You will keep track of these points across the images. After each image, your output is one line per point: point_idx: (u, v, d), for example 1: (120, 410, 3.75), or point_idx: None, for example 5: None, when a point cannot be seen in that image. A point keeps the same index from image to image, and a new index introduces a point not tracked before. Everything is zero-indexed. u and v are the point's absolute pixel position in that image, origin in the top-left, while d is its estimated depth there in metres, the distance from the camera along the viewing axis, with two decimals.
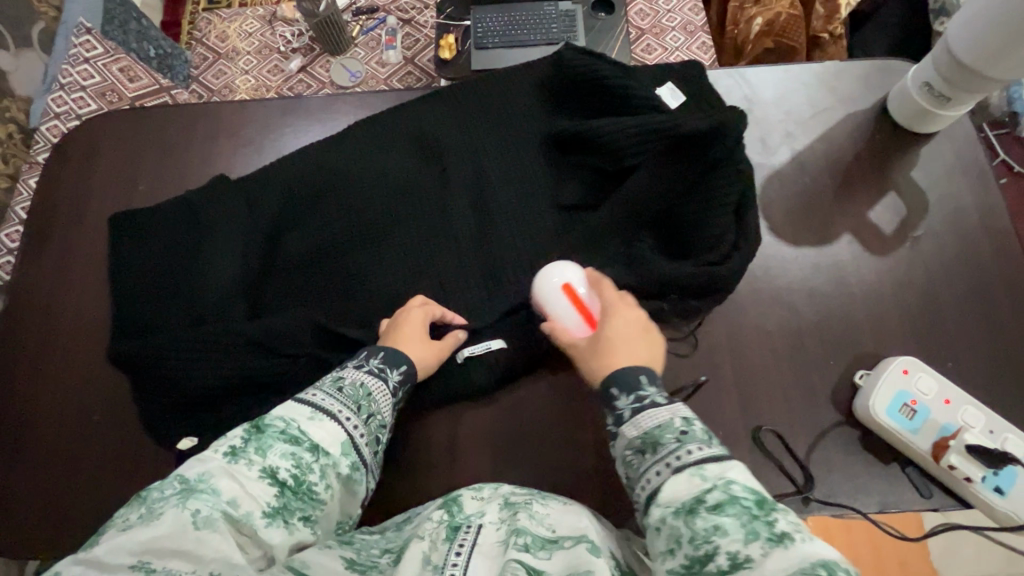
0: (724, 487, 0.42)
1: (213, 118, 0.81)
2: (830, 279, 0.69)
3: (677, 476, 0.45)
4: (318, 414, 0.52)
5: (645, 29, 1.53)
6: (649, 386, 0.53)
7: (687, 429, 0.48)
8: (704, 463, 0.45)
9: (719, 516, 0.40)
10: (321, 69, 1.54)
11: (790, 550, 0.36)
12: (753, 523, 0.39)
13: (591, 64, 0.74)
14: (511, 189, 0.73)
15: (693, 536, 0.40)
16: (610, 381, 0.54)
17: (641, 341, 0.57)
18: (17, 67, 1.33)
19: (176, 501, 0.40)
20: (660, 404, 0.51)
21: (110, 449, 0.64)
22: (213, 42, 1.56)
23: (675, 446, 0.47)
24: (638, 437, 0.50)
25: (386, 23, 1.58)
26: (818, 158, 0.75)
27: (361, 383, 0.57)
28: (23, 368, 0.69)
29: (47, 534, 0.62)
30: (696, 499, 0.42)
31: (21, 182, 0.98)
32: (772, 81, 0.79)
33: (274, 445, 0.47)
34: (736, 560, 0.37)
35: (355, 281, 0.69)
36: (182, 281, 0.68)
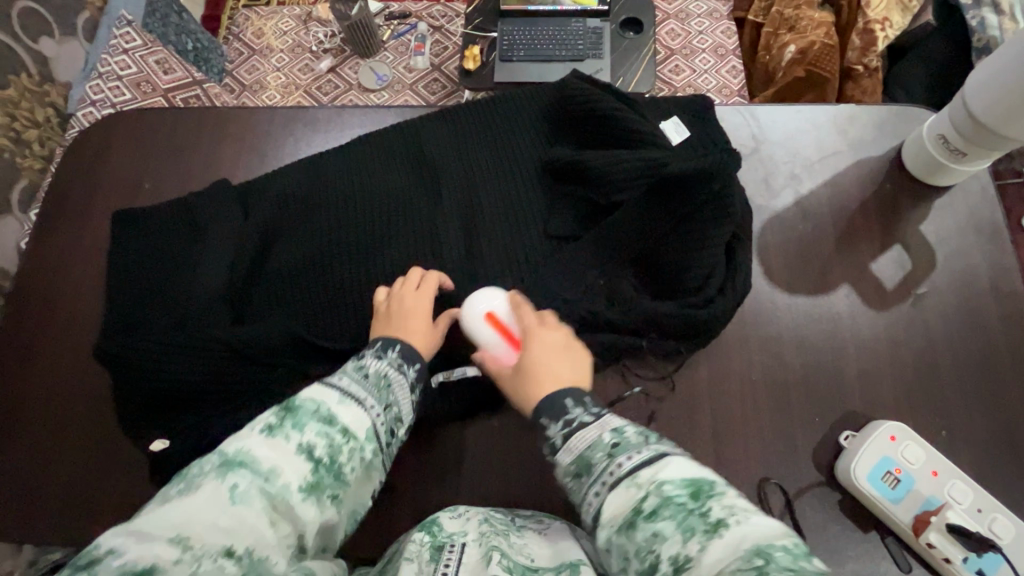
0: (658, 489, 0.43)
1: (223, 124, 0.82)
2: (823, 331, 0.67)
3: (615, 490, 0.45)
4: (346, 398, 0.51)
5: (674, 49, 1.51)
6: (575, 406, 0.52)
7: (617, 441, 0.47)
8: (637, 470, 0.45)
9: (655, 522, 0.41)
10: (349, 71, 1.57)
11: (723, 539, 0.38)
12: (687, 520, 0.40)
13: (594, 94, 0.74)
14: (504, 216, 0.73)
15: (637, 549, 0.41)
16: (540, 411, 0.53)
17: (565, 356, 0.57)
18: (60, 54, 1.33)
19: (217, 475, 0.41)
20: (588, 423, 0.50)
21: (96, 438, 0.67)
22: (249, 39, 1.61)
23: (606, 462, 0.47)
24: (573, 463, 0.49)
25: (416, 30, 1.59)
26: (822, 203, 0.72)
27: (384, 373, 0.56)
28: (22, 352, 0.72)
29: (27, 517, 0.64)
30: (635, 509, 0.43)
31: None
32: (781, 121, 0.77)
33: (309, 423, 0.47)
34: (677, 563, 0.39)
35: (339, 295, 0.70)
36: (175, 283, 0.70)
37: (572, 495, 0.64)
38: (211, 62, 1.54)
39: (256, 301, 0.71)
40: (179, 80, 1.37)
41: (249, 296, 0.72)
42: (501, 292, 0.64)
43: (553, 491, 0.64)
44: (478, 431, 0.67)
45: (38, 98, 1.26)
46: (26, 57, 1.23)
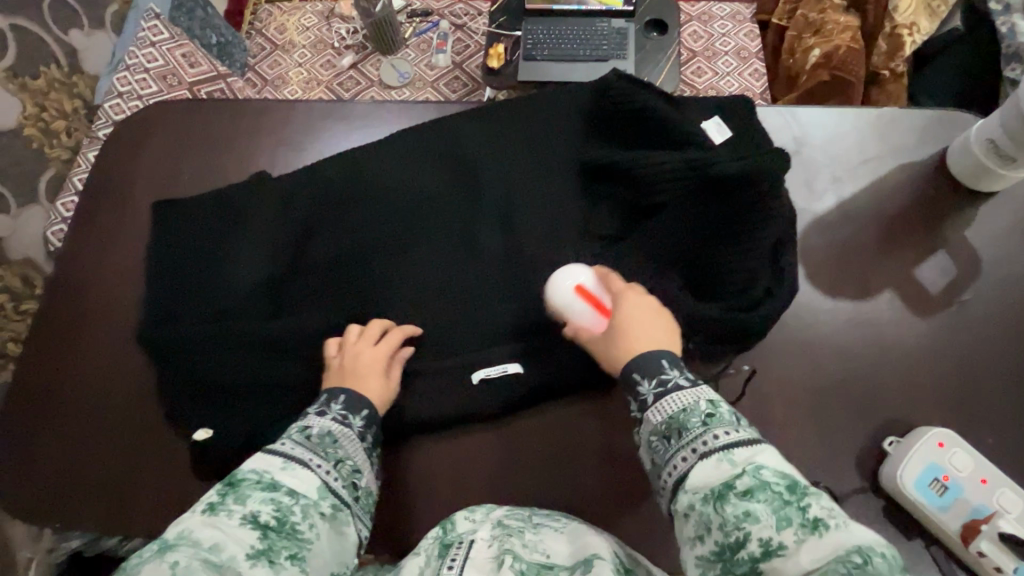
0: (755, 471, 0.44)
1: (260, 117, 0.82)
2: (866, 336, 0.66)
3: (705, 461, 0.47)
4: (289, 462, 0.53)
5: (696, 51, 1.50)
6: (671, 369, 0.54)
7: (713, 412, 0.50)
8: (731, 448, 0.47)
9: (749, 502, 0.42)
10: (371, 67, 1.58)
11: (822, 539, 0.38)
12: (785, 509, 0.41)
13: (638, 95, 0.74)
14: (542, 214, 0.73)
15: (723, 522, 0.42)
16: (631, 366, 0.55)
17: (655, 321, 0.59)
18: (87, 46, 1.33)
19: (155, 556, 0.40)
20: (684, 387, 0.53)
21: (133, 428, 0.67)
22: (271, 34, 1.62)
23: (701, 431, 0.49)
24: (663, 422, 0.52)
25: (438, 27, 1.60)
26: (865, 207, 0.71)
27: (327, 430, 0.57)
28: (61, 341, 0.72)
29: (68, 505, 0.64)
30: (726, 484, 0.44)
31: (81, 157, 1.20)
32: (823, 124, 0.76)
33: (252, 494, 0.48)
34: (767, 546, 0.40)
35: (378, 290, 0.70)
36: (214, 275, 0.70)
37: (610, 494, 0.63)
38: (234, 57, 1.54)
39: (293, 295, 0.70)
40: (204, 73, 1.39)
41: (283, 290, 0.71)
42: (583, 266, 0.66)
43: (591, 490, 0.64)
44: (515, 429, 0.67)
45: (66, 89, 1.27)
46: (56, 48, 1.24)
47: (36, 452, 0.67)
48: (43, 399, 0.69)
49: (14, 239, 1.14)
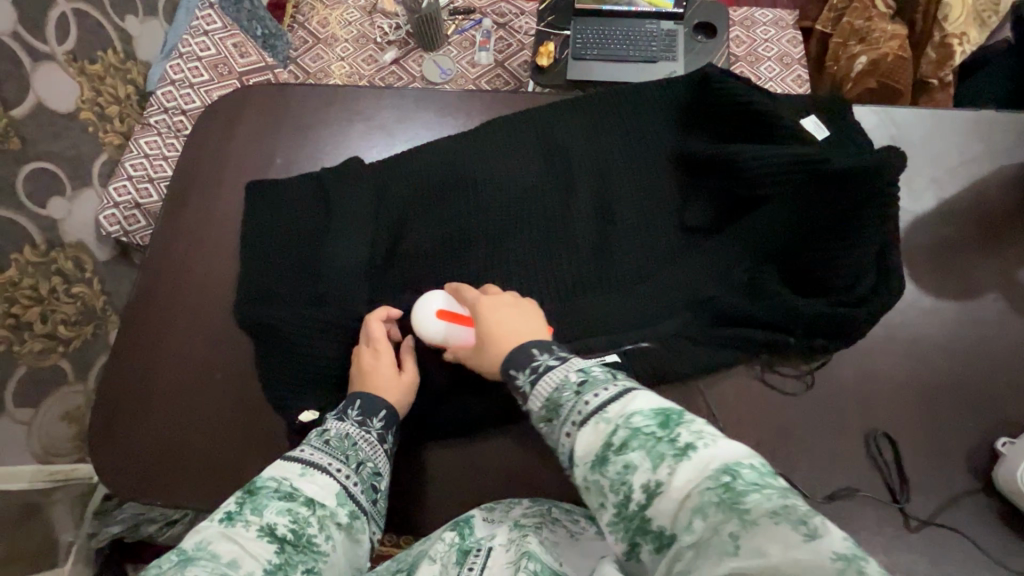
0: (626, 422, 0.43)
1: (350, 103, 0.83)
2: (972, 336, 0.66)
3: (584, 428, 0.45)
4: (308, 469, 0.52)
5: (740, 56, 1.50)
6: (540, 354, 0.52)
7: (583, 378, 0.48)
8: (606, 405, 0.45)
9: (625, 454, 0.41)
10: (413, 63, 1.58)
11: (693, 461, 0.39)
12: (657, 447, 0.40)
13: (738, 87, 0.73)
14: (638, 207, 0.73)
15: (613, 484, 0.41)
16: (509, 363, 0.53)
17: (519, 314, 0.58)
18: (141, 33, 1.33)
19: (176, 569, 0.39)
20: (554, 365, 0.51)
21: (235, 409, 0.67)
22: (313, 28, 1.62)
23: (573, 401, 0.47)
24: (543, 407, 0.49)
25: (481, 25, 1.60)
26: (966, 208, 0.71)
27: (346, 433, 0.56)
28: (157, 321, 0.72)
29: (174, 483, 0.64)
30: (605, 444, 0.43)
31: (139, 142, 1.20)
32: (921, 124, 0.76)
33: (270, 504, 0.46)
34: (651, 490, 0.39)
35: (475, 277, 0.70)
36: (315, 257, 0.70)
37: None
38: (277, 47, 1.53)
39: (391, 279, 0.70)
40: (253, 63, 1.43)
41: (383, 273, 0.71)
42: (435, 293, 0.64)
43: None
44: None
45: (121, 76, 1.27)
46: (113, 33, 1.24)
47: (139, 431, 0.67)
48: (142, 378, 0.69)
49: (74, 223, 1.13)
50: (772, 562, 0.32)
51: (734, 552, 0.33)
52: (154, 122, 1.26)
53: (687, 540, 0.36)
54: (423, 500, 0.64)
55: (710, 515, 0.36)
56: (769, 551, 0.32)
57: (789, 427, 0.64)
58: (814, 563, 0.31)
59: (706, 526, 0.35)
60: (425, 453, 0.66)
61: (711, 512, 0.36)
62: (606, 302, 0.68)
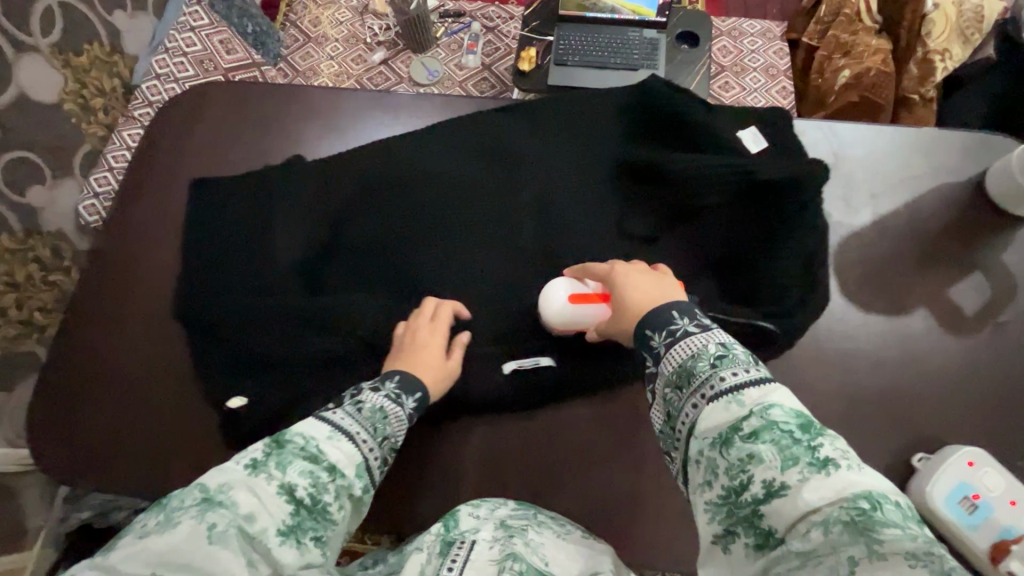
0: (763, 412, 0.39)
1: (305, 103, 0.84)
2: (900, 352, 0.66)
3: (712, 404, 0.42)
4: (336, 433, 0.50)
5: (726, 65, 1.51)
6: (681, 319, 0.49)
7: (724, 352, 0.44)
8: (742, 389, 0.41)
9: (755, 444, 0.38)
10: (402, 64, 1.58)
11: (830, 479, 0.35)
12: (793, 450, 0.37)
13: (676, 100, 0.76)
14: (577, 212, 0.74)
15: (729, 467, 0.38)
16: (645, 323, 0.51)
17: (648, 279, 0.58)
18: (129, 27, 1.36)
19: (197, 512, 0.40)
20: (694, 333, 0.48)
21: (167, 399, 0.68)
22: (304, 26, 1.61)
23: (709, 372, 0.43)
24: (672, 371, 0.46)
25: (470, 28, 1.62)
26: (902, 224, 0.72)
27: (379, 407, 0.55)
28: (98, 309, 0.73)
29: (107, 469, 0.66)
30: (732, 426, 0.40)
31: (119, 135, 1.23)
32: (863, 140, 0.76)
33: (294, 462, 0.46)
34: (771, 487, 0.36)
35: (412, 279, 0.71)
36: (256, 253, 0.71)
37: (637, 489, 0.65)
38: (268, 45, 1.49)
39: (328, 277, 0.71)
40: (238, 59, 1.48)
41: (318, 270, 0.72)
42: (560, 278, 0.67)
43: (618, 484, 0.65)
44: (541, 422, 0.68)
45: (108, 69, 1.30)
46: (102, 28, 1.26)
47: (76, 416, 0.68)
48: (81, 364, 0.70)
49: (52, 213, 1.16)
50: None
51: None
52: (137, 116, 1.29)
53: (796, 549, 0.34)
54: None
55: (834, 532, 0.33)
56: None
57: None
58: None
59: (824, 542, 0.33)
60: None
61: (836, 531, 0.33)
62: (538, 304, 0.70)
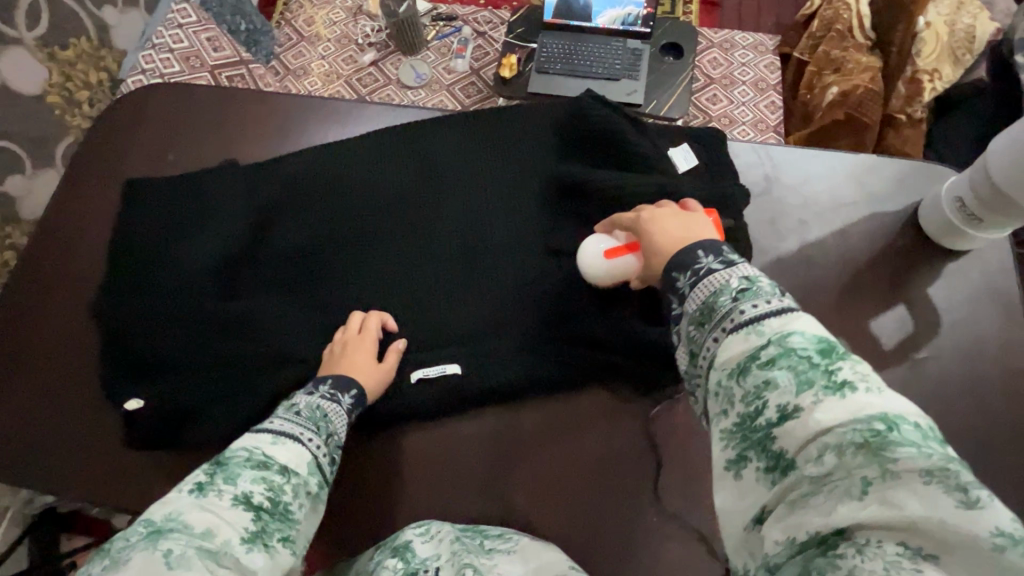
0: (781, 340, 0.38)
1: (248, 106, 0.85)
2: None
3: (733, 336, 0.41)
4: (280, 438, 0.53)
5: (714, 78, 1.46)
6: (705, 257, 0.48)
7: (747, 286, 0.43)
8: (762, 320, 0.40)
9: (772, 371, 0.37)
10: (391, 66, 1.58)
11: (845, 400, 0.34)
12: (807, 373, 0.36)
13: (607, 116, 0.75)
14: (501, 226, 0.75)
15: (745, 395, 0.38)
16: (671, 265, 0.50)
17: (676, 223, 0.57)
18: (120, 23, 1.39)
19: (146, 544, 0.39)
20: (716, 270, 0.47)
21: (80, 394, 0.69)
22: (298, 26, 1.62)
23: (729, 306, 0.43)
24: (695, 308, 0.46)
25: (460, 33, 1.61)
26: (827, 252, 0.70)
27: (316, 406, 0.58)
28: (26, 301, 0.74)
29: (16, 459, 0.67)
30: (750, 356, 0.39)
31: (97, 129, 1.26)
32: (797, 164, 0.75)
33: (243, 473, 0.48)
34: (785, 411, 0.35)
35: (331, 286, 0.72)
36: (178, 254, 0.72)
37: (536, 508, 0.64)
38: (259, 43, 1.54)
39: (247, 281, 0.73)
40: (226, 58, 1.50)
41: (238, 274, 0.73)
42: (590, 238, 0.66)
43: (516, 503, 0.65)
44: (444, 435, 0.68)
45: (95, 63, 1.33)
46: (88, 22, 1.28)
47: None
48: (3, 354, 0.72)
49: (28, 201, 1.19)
50: (909, 515, 0.29)
51: (862, 498, 0.31)
52: None
53: (811, 472, 0.33)
54: None
55: (850, 455, 0.32)
56: (908, 505, 0.30)
57: None
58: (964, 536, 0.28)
59: (840, 464, 0.32)
60: None
61: (853, 453, 0.32)
62: (454, 318, 0.71)
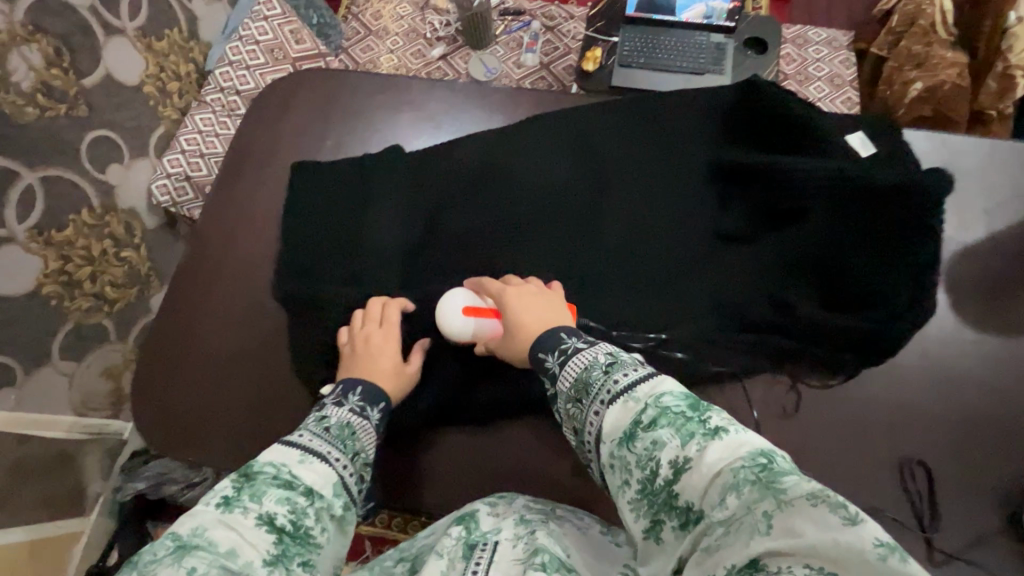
0: (655, 401, 0.43)
1: (401, 93, 0.85)
2: (1013, 373, 0.64)
3: (614, 405, 0.45)
4: (307, 456, 0.49)
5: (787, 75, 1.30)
6: (568, 339, 0.54)
7: (612, 360, 0.49)
8: (635, 385, 0.45)
9: (655, 431, 0.41)
10: (460, 60, 1.40)
11: (722, 441, 0.39)
12: (687, 426, 0.41)
13: (783, 99, 0.73)
14: (675, 210, 0.73)
15: (639, 461, 0.41)
16: (537, 346, 0.56)
17: (540, 302, 0.60)
18: (206, 15, 1.30)
19: (171, 560, 0.37)
20: (582, 349, 0.52)
21: (269, 375, 0.70)
22: (366, 19, 1.44)
23: (602, 379, 0.48)
24: (572, 387, 0.50)
25: (530, 27, 1.40)
26: (1017, 243, 0.69)
27: (346, 421, 0.55)
28: (200, 283, 0.75)
29: (206, 438, 0.68)
30: (634, 422, 0.43)
31: (191, 118, 1.18)
32: (978, 154, 0.74)
33: (269, 491, 0.44)
34: (678, 466, 0.39)
35: (504, 269, 0.71)
36: (354, 237, 0.72)
37: None
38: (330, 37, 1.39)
39: (422, 265, 0.72)
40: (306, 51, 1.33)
41: (415, 260, 0.73)
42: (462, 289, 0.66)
43: None
44: None
45: (182, 53, 1.24)
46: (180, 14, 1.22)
47: (177, 386, 0.71)
48: (183, 336, 0.73)
49: (124, 190, 1.11)
50: (807, 540, 0.31)
51: (768, 531, 0.33)
52: (209, 101, 1.22)
53: (717, 517, 0.36)
54: (435, 483, 0.65)
55: (745, 492, 0.35)
56: (806, 531, 0.32)
57: (812, 443, 0.63)
58: (856, 546, 0.30)
59: (737, 503, 0.35)
60: (438, 436, 0.67)
61: (745, 490, 0.35)
62: (636, 306, 0.68)
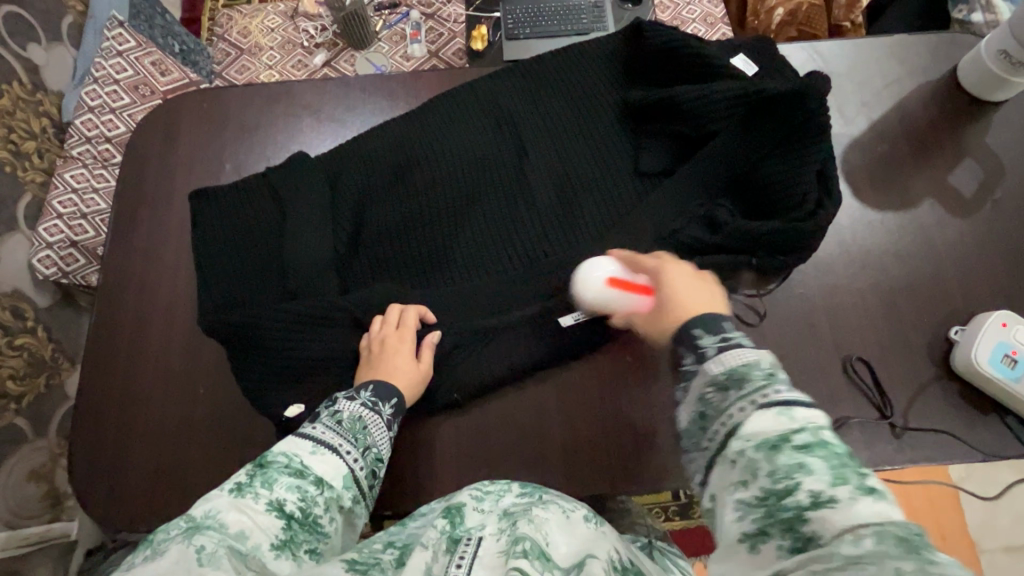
0: (814, 430, 0.37)
1: (294, 99, 0.82)
2: (916, 240, 0.71)
3: (763, 413, 0.40)
4: (319, 447, 0.51)
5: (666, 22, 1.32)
6: (732, 330, 0.49)
7: (775, 373, 0.42)
8: (793, 404, 0.39)
9: (805, 454, 0.36)
10: (346, 64, 1.33)
11: (874, 503, 0.33)
12: (840, 466, 0.35)
13: (668, 32, 0.74)
14: (590, 160, 0.74)
15: (773, 470, 0.36)
16: (693, 321, 0.50)
17: (699, 286, 0.56)
18: (48, 61, 1.13)
19: (183, 538, 0.38)
20: (748, 347, 0.46)
21: (225, 420, 0.65)
22: (234, 39, 1.35)
23: (765, 382, 0.42)
24: (722, 372, 0.45)
25: (409, 18, 1.35)
26: (894, 125, 0.77)
27: (357, 415, 0.56)
28: (123, 343, 0.70)
29: (167, 504, 0.63)
30: (781, 436, 0.38)
31: (58, 176, 1.04)
32: (844, 53, 0.81)
33: (280, 478, 0.46)
34: (817, 497, 0.34)
35: (440, 252, 0.70)
36: (279, 254, 0.68)
37: None
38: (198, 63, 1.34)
39: (359, 268, 0.71)
40: (178, 82, 1.21)
41: (350, 262, 0.70)
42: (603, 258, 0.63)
43: None
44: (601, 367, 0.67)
45: (33, 109, 1.07)
46: (16, 64, 1.04)
47: (124, 457, 0.65)
48: (117, 403, 0.67)
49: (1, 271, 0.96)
50: None
51: None
52: (77, 155, 1.07)
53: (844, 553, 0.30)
54: (427, 481, 0.63)
55: (885, 543, 0.30)
56: None
57: (766, 345, 0.67)
58: None
59: (876, 549, 0.29)
60: (417, 433, 0.65)
61: (888, 540, 0.30)
62: (579, 257, 0.68)
